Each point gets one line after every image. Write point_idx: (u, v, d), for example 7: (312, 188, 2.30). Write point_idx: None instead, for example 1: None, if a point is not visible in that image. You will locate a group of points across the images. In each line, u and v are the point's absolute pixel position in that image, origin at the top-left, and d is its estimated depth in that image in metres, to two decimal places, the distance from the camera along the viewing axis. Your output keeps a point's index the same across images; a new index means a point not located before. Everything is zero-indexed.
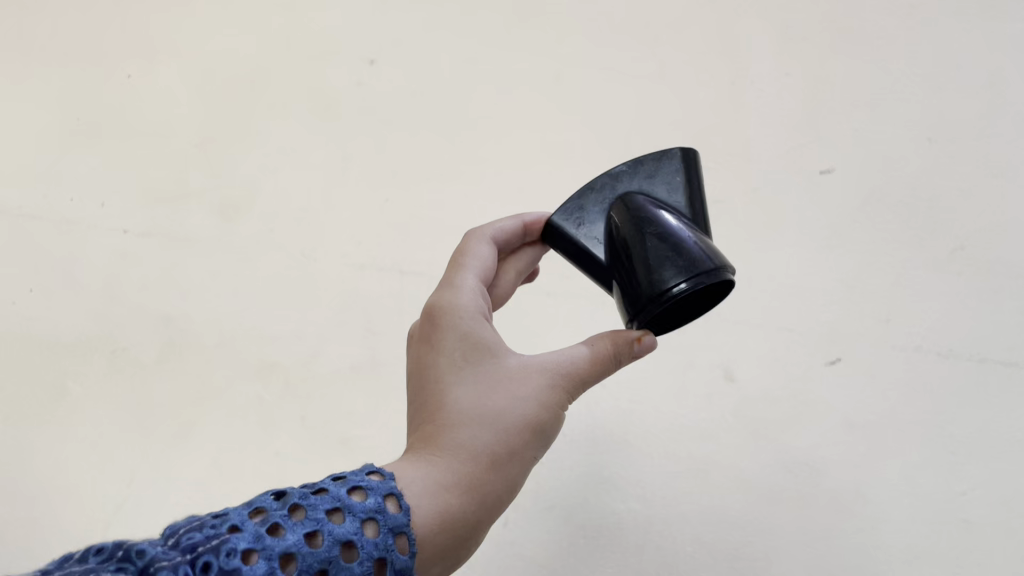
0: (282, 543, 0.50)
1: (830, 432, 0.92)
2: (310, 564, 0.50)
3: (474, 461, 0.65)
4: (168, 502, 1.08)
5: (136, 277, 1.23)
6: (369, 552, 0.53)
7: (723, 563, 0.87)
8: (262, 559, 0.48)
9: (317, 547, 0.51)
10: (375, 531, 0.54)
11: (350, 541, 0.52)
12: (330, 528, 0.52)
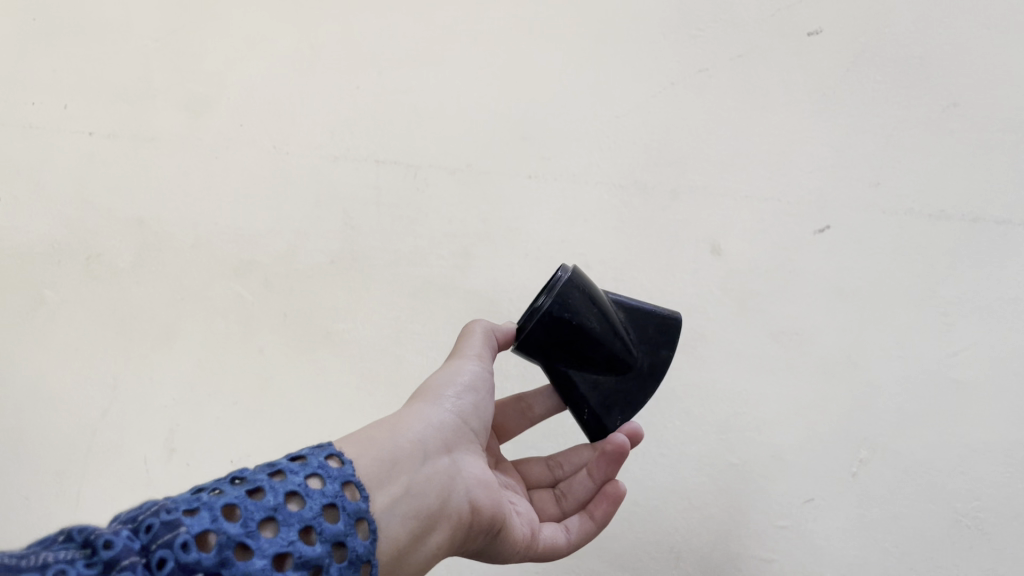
0: (223, 500, 0.51)
1: (819, 300, 0.91)
2: (255, 513, 0.51)
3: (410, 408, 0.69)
4: (156, 403, 1.10)
5: (107, 181, 1.19)
6: (315, 500, 0.54)
7: (713, 435, 0.88)
8: (205, 511, 0.49)
9: (260, 499, 0.52)
10: (321, 483, 0.56)
11: (293, 492, 0.53)
12: (273, 483, 0.53)
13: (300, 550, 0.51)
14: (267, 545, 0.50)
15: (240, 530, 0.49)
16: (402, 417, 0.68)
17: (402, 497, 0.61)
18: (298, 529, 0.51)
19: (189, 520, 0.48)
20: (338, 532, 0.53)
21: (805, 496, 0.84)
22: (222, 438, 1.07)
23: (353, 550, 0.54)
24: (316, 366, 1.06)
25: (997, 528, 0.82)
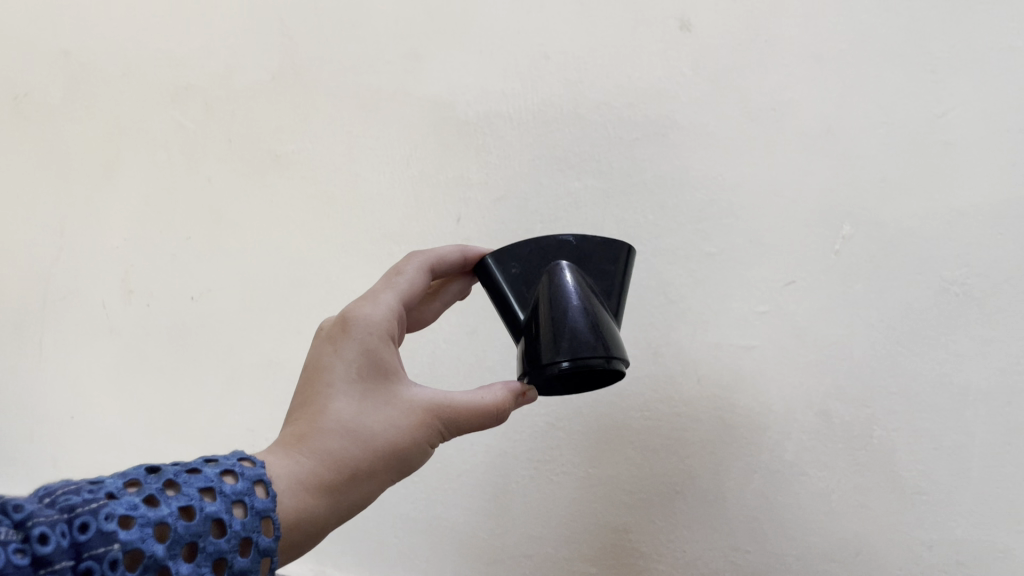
0: (156, 512, 0.48)
1: (799, 70, 0.80)
2: (180, 536, 0.48)
3: (364, 470, 0.60)
4: (107, 246, 1.05)
5: (24, 11, 1.10)
6: (235, 530, 0.51)
7: (689, 227, 0.83)
8: (138, 526, 0.46)
9: (190, 521, 0.49)
10: (243, 513, 0.52)
11: (219, 519, 0.50)
12: (204, 501, 0.51)
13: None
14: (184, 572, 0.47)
15: (165, 553, 0.47)
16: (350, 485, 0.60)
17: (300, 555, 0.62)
18: (214, 561, 0.49)
19: (122, 530, 0.45)
20: (251, 568, 0.51)
21: (786, 278, 0.79)
22: (179, 276, 1.02)
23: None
24: (269, 191, 0.99)
25: (992, 288, 0.72)
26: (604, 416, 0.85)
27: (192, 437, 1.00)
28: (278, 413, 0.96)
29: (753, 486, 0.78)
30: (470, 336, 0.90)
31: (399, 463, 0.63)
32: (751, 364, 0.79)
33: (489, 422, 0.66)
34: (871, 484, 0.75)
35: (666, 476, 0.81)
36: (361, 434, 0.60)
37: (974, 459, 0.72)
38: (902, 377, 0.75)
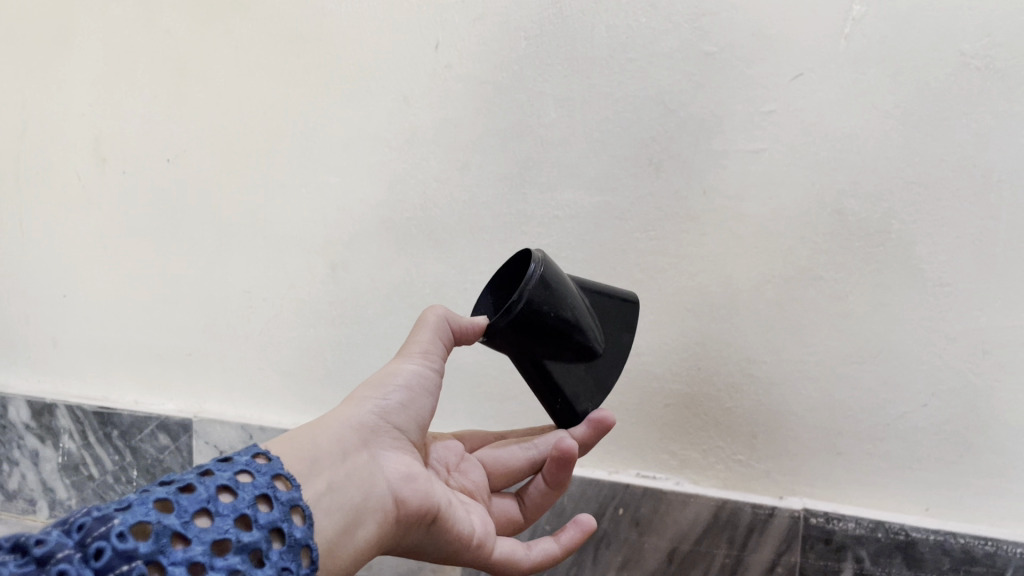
0: (150, 494, 0.46)
1: None
2: (186, 504, 0.46)
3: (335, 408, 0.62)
4: (72, 113, 1.00)
5: None
6: (249, 490, 0.49)
7: (685, 26, 0.75)
8: (138, 506, 0.44)
9: (194, 493, 0.47)
10: (252, 477, 0.51)
11: (225, 486, 0.49)
12: (204, 477, 0.49)
13: (239, 537, 0.46)
14: (205, 534, 0.45)
15: (175, 520, 0.45)
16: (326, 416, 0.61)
17: (326, 492, 0.54)
18: (236, 518, 0.47)
19: (119, 512, 0.43)
20: (280, 520, 0.49)
21: (794, 71, 0.72)
22: (153, 136, 0.97)
23: (295, 537, 0.50)
24: (231, 35, 0.91)
25: (1014, 57, 0.66)
26: (608, 240, 0.80)
27: (188, 304, 0.98)
28: (274, 270, 0.93)
29: (768, 297, 0.75)
30: (461, 171, 0.84)
31: (373, 386, 0.63)
32: (761, 168, 0.74)
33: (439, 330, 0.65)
34: (890, 281, 0.72)
35: (675, 292, 0.79)
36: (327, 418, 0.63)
37: (999, 243, 0.68)
38: (921, 166, 0.70)
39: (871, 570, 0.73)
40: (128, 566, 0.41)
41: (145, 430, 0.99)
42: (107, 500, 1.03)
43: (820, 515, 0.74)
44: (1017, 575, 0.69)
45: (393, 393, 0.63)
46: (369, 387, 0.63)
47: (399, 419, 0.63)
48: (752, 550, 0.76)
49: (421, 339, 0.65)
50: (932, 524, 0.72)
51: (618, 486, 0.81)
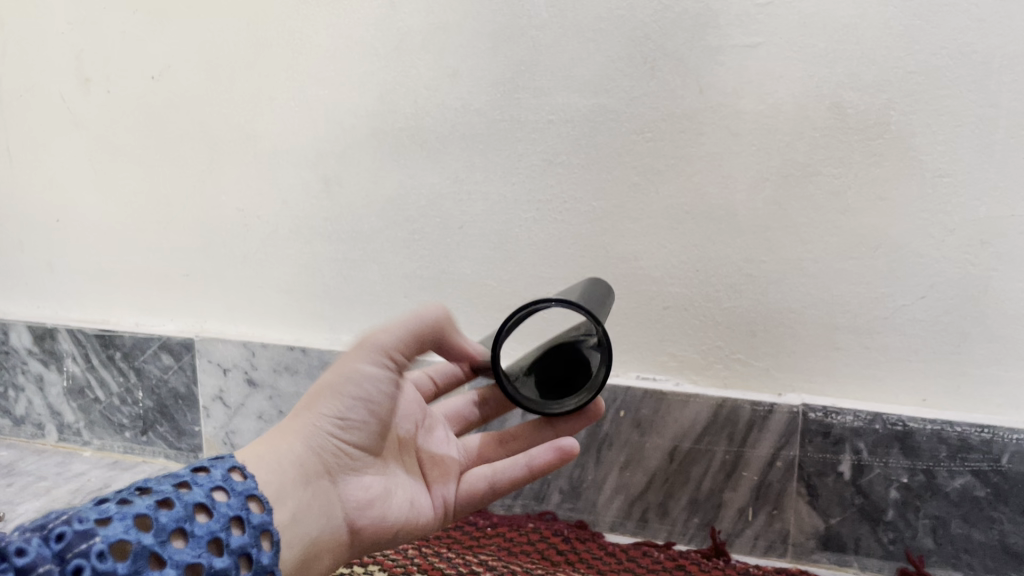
0: (131, 507, 0.43)
1: None
2: (166, 523, 0.44)
3: (300, 416, 0.58)
4: (53, 31, 0.97)
5: None
6: (223, 512, 0.47)
7: None
8: (116, 522, 0.42)
9: (171, 509, 0.45)
10: (227, 496, 0.48)
11: (201, 505, 0.46)
12: (182, 492, 0.46)
13: (212, 559, 0.44)
14: (180, 554, 0.43)
15: (153, 539, 0.42)
16: (289, 428, 0.57)
17: (286, 526, 0.52)
18: (207, 542, 0.45)
19: (101, 527, 0.41)
20: (248, 545, 0.47)
21: None
22: (135, 53, 0.94)
23: (259, 563, 0.47)
24: None
25: None
26: (604, 144, 0.79)
27: (182, 225, 0.97)
28: (267, 187, 0.92)
29: (765, 196, 0.75)
30: (452, 79, 0.82)
31: (340, 395, 0.58)
32: (758, 63, 0.72)
33: (414, 336, 0.58)
34: (888, 175, 0.71)
35: (674, 197, 0.78)
36: (293, 423, 0.58)
37: (999, 131, 0.68)
38: (921, 55, 0.68)
39: (868, 460, 0.75)
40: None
41: (148, 351, 1.00)
42: (115, 421, 1.04)
43: (819, 409, 0.75)
44: (1010, 461, 0.70)
45: (355, 414, 0.58)
46: (329, 404, 0.57)
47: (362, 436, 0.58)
48: (752, 446, 0.78)
49: (382, 337, 0.58)
50: (929, 414, 0.73)
51: (618, 389, 0.82)
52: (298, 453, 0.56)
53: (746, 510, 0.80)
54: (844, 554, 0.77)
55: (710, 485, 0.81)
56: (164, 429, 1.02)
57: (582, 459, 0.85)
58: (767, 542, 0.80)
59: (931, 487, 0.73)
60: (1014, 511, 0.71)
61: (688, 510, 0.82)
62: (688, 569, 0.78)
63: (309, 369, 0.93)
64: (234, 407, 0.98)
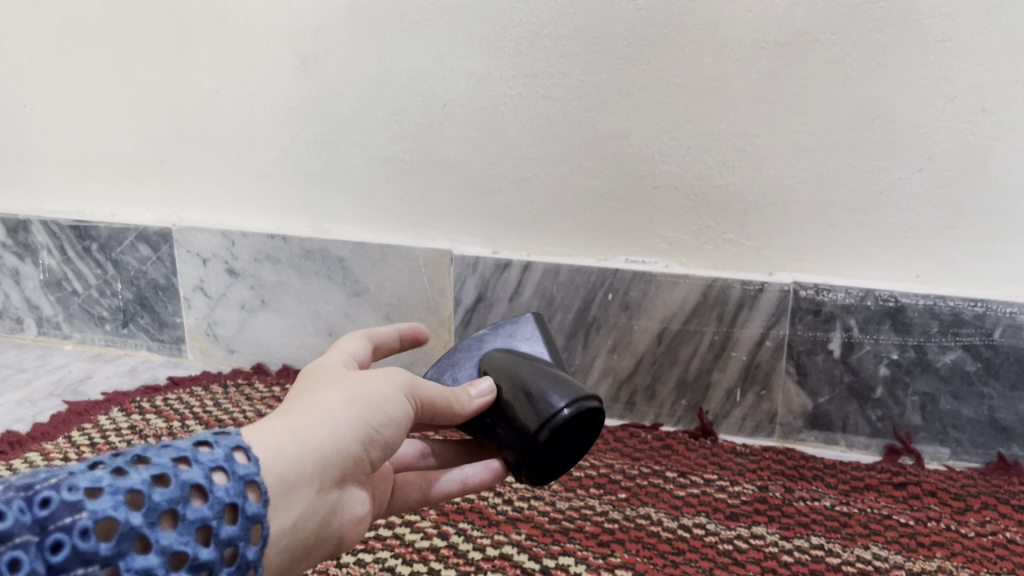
0: (122, 480, 0.33)
1: None
2: (155, 503, 0.33)
3: (329, 400, 0.42)
4: None
5: None
6: (221, 498, 0.35)
7: None
8: (103, 495, 0.32)
9: (165, 487, 0.33)
10: (229, 479, 0.36)
11: (197, 486, 0.34)
12: (178, 465, 0.35)
13: (196, 553, 0.33)
14: (164, 542, 0.32)
15: (141, 521, 0.32)
16: (323, 412, 0.41)
17: (286, 533, 0.39)
18: (196, 530, 0.33)
19: (85, 498, 0.31)
20: (241, 540, 0.35)
21: None
22: None
23: (246, 562, 0.35)
24: None
25: None
26: (592, 13, 0.74)
27: (154, 109, 0.93)
28: (241, 67, 0.88)
29: (761, 66, 0.71)
30: None
31: (380, 396, 0.43)
32: None
33: (443, 412, 0.47)
34: (890, 41, 0.67)
35: (665, 69, 0.74)
36: (311, 403, 0.42)
37: None
38: None
39: (858, 338, 0.74)
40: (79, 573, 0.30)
41: (125, 242, 0.97)
42: (94, 316, 1.03)
43: (810, 288, 0.74)
44: (1002, 335, 0.70)
45: (400, 430, 0.44)
46: (380, 408, 0.43)
47: (384, 450, 0.44)
48: (741, 326, 0.77)
49: (434, 393, 0.46)
50: (922, 289, 0.72)
51: (607, 272, 0.80)
52: (334, 453, 0.41)
53: (733, 391, 0.79)
54: (831, 432, 0.77)
55: (698, 366, 0.80)
56: (145, 321, 1.00)
57: (570, 343, 0.84)
58: (754, 423, 0.80)
59: (922, 363, 0.72)
60: (1005, 385, 0.71)
61: (676, 392, 0.81)
62: (675, 449, 0.78)
63: (290, 258, 0.91)
64: (215, 298, 0.96)
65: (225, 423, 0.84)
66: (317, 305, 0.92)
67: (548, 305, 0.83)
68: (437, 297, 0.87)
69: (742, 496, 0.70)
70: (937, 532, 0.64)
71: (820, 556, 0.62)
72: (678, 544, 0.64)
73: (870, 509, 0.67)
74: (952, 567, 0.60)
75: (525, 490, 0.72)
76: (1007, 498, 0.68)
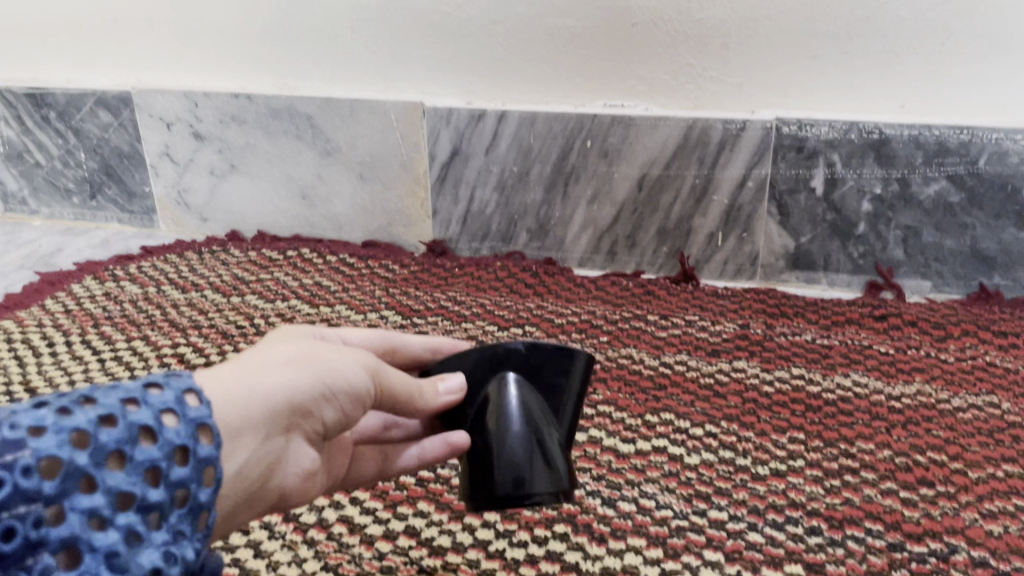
0: (67, 417, 0.28)
1: None
2: (101, 442, 0.28)
3: (281, 352, 0.36)
4: None
5: None
6: (172, 439, 0.30)
7: None
8: (43, 434, 0.27)
9: (113, 428, 0.28)
10: (177, 421, 0.30)
11: (145, 429, 0.29)
12: (124, 404, 0.29)
13: (144, 495, 0.28)
14: (111, 483, 0.28)
15: (86, 461, 0.27)
16: (276, 369, 0.35)
17: (228, 481, 0.33)
18: (145, 471, 0.29)
19: (25, 437, 0.26)
20: (194, 482, 0.30)
21: None
22: None
23: (198, 506, 0.30)
24: None
25: None
26: None
27: None
28: None
29: None
30: None
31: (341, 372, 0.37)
32: None
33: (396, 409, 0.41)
34: None
35: None
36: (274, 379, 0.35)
37: None
38: None
39: (842, 174, 0.73)
40: (21, 512, 0.26)
41: (85, 109, 0.93)
42: (60, 189, 1.00)
43: (793, 124, 0.72)
44: (987, 163, 0.69)
45: (357, 403, 0.38)
46: (337, 369, 0.37)
47: (337, 417, 0.38)
48: (722, 167, 0.75)
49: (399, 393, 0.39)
50: (907, 119, 0.70)
51: (585, 118, 0.77)
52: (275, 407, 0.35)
53: (715, 235, 0.78)
54: (813, 271, 0.77)
55: (679, 212, 0.78)
56: (113, 192, 0.97)
57: (549, 196, 0.82)
58: (736, 267, 0.79)
59: (905, 197, 0.72)
60: (988, 214, 0.70)
61: (658, 239, 0.80)
62: (657, 295, 0.77)
63: (257, 117, 0.88)
64: (183, 164, 0.93)
65: (201, 287, 0.83)
66: (288, 167, 0.89)
67: (525, 156, 0.81)
68: (411, 154, 0.84)
69: (724, 334, 0.70)
70: (916, 358, 0.64)
71: (800, 385, 0.62)
72: (660, 380, 0.64)
73: (850, 340, 0.68)
74: (931, 390, 0.61)
75: (506, 337, 0.71)
76: (986, 324, 0.68)
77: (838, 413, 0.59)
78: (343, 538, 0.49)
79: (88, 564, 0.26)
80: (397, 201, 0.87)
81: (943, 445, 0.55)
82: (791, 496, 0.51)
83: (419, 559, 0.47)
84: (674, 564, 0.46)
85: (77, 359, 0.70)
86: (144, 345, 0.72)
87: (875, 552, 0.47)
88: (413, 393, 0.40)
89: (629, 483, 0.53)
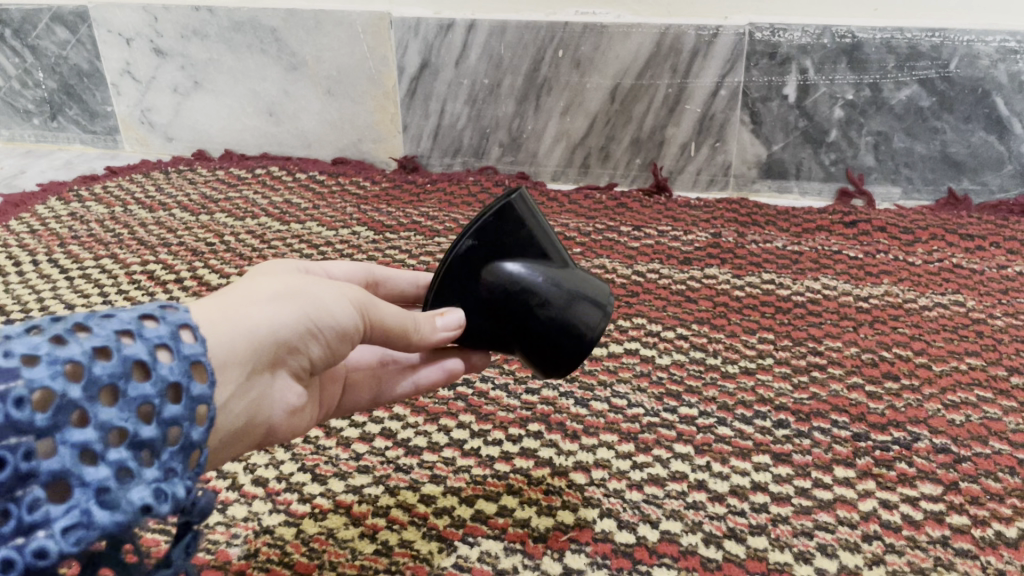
0: (62, 348, 0.26)
1: None
2: (95, 375, 0.26)
3: (265, 283, 0.34)
4: None
5: None
6: (166, 375, 0.28)
7: None
8: (35, 367, 0.25)
9: (107, 360, 0.27)
10: (172, 357, 0.29)
11: (140, 363, 0.28)
12: (119, 335, 0.28)
13: (137, 431, 0.27)
14: (104, 417, 0.26)
15: (79, 393, 0.26)
16: (262, 299, 0.33)
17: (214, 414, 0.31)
18: (137, 408, 0.27)
19: (18, 366, 0.25)
20: (185, 420, 0.29)
21: None
22: None
23: (190, 445, 0.29)
24: None
25: None
26: None
27: None
28: None
29: None
30: None
31: (332, 302, 0.35)
32: None
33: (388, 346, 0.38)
34: None
35: None
36: (255, 301, 0.33)
37: None
38: None
39: (813, 80, 0.72)
40: (13, 443, 0.24)
41: (40, 26, 0.91)
42: (17, 110, 0.97)
43: (766, 29, 0.71)
44: (958, 67, 0.69)
45: (346, 337, 0.36)
46: (326, 300, 0.35)
47: (323, 354, 0.36)
48: (695, 76, 0.75)
49: (393, 320, 0.37)
50: (879, 23, 0.70)
51: (556, 27, 0.76)
52: (267, 338, 0.33)
53: (688, 146, 0.78)
54: (785, 179, 0.77)
55: (652, 123, 0.78)
56: (74, 112, 0.95)
57: (521, 108, 0.81)
58: (709, 177, 0.79)
59: (877, 102, 0.72)
60: (958, 118, 0.71)
61: (631, 152, 0.80)
62: (629, 207, 0.77)
63: (219, 31, 0.85)
64: (145, 83, 0.91)
65: (168, 207, 0.81)
66: (253, 83, 0.87)
67: (496, 67, 0.79)
68: (378, 67, 0.82)
69: (696, 243, 0.70)
70: (885, 262, 0.65)
71: (770, 289, 0.63)
72: (632, 287, 0.64)
73: (821, 246, 0.68)
74: (898, 291, 0.62)
75: None
76: (953, 228, 0.69)
77: (808, 314, 0.60)
78: (319, 441, 0.49)
79: (78, 498, 0.25)
80: (365, 118, 0.86)
81: (909, 342, 0.56)
82: (760, 392, 0.52)
83: (395, 458, 0.48)
84: (646, 457, 0.47)
85: (44, 277, 0.69)
86: (113, 263, 0.71)
87: (840, 442, 0.48)
88: (407, 325, 0.37)
89: (602, 383, 0.54)
